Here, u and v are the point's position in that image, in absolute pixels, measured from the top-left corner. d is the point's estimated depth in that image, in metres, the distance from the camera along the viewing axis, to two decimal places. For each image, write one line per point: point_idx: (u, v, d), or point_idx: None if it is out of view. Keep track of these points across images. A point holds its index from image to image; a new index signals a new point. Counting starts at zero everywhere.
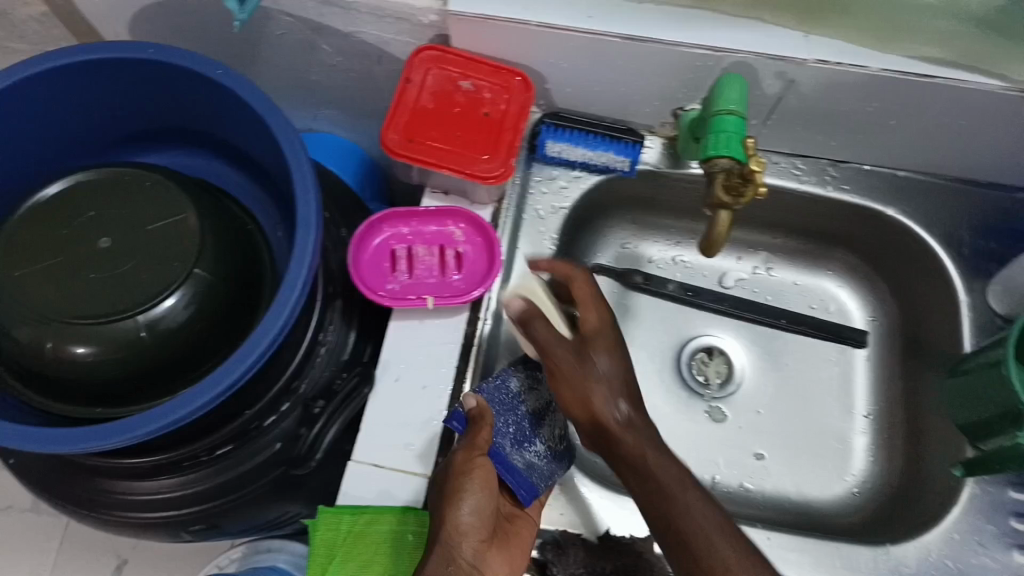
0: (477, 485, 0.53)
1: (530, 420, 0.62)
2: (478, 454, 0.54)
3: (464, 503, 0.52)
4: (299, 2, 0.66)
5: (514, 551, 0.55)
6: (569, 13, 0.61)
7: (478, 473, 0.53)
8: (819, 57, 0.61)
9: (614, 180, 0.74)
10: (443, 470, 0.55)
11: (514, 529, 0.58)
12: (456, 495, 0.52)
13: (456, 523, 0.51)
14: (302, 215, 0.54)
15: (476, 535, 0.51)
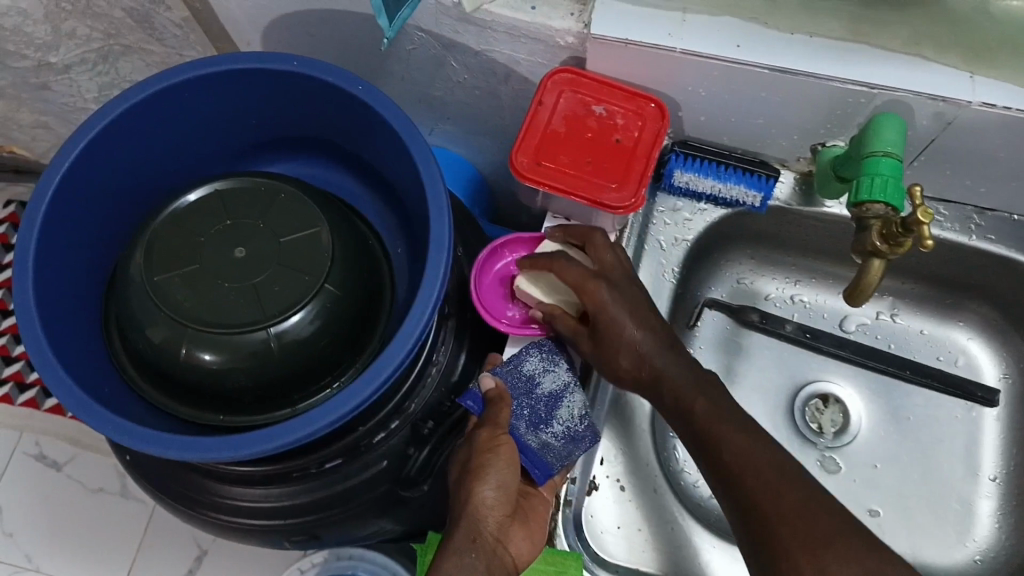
0: (499, 463, 0.55)
1: (547, 400, 0.59)
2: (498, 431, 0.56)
3: (485, 481, 0.55)
4: (436, 19, 0.66)
5: (535, 525, 0.57)
6: (716, 41, 0.58)
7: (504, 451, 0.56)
8: (984, 99, 0.56)
9: (739, 214, 0.70)
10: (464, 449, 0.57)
11: (532, 504, 0.58)
12: (477, 474, 0.55)
13: (479, 500, 0.54)
14: (435, 235, 0.54)
15: (496, 510, 0.54)
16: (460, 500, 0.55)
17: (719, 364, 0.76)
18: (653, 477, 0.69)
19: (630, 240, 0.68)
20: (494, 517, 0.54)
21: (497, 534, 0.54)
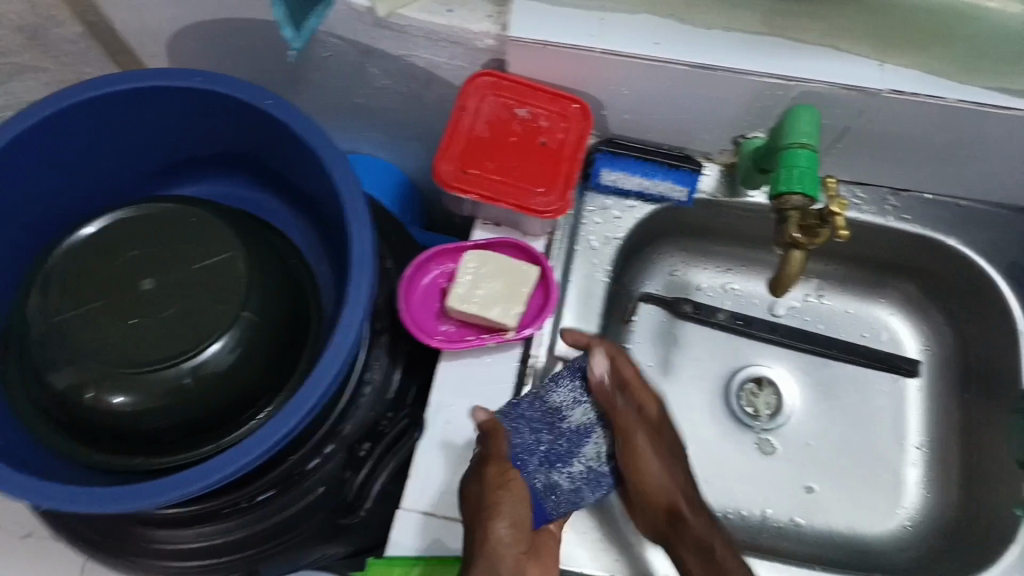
0: (512, 501, 0.50)
1: (572, 437, 0.58)
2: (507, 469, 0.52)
3: (501, 518, 0.49)
4: (350, 26, 0.63)
5: (547, 561, 0.52)
6: (635, 39, 0.58)
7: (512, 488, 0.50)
8: (894, 87, 0.57)
9: (668, 210, 0.71)
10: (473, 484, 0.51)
11: (542, 541, 0.54)
12: (492, 511, 0.49)
13: (495, 535, 0.48)
14: (356, 254, 0.52)
15: (511, 547, 0.48)
16: (473, 543, 0.48)
17: (658, 356, 0.76)
18: None
19: (563, 243, 0.67)
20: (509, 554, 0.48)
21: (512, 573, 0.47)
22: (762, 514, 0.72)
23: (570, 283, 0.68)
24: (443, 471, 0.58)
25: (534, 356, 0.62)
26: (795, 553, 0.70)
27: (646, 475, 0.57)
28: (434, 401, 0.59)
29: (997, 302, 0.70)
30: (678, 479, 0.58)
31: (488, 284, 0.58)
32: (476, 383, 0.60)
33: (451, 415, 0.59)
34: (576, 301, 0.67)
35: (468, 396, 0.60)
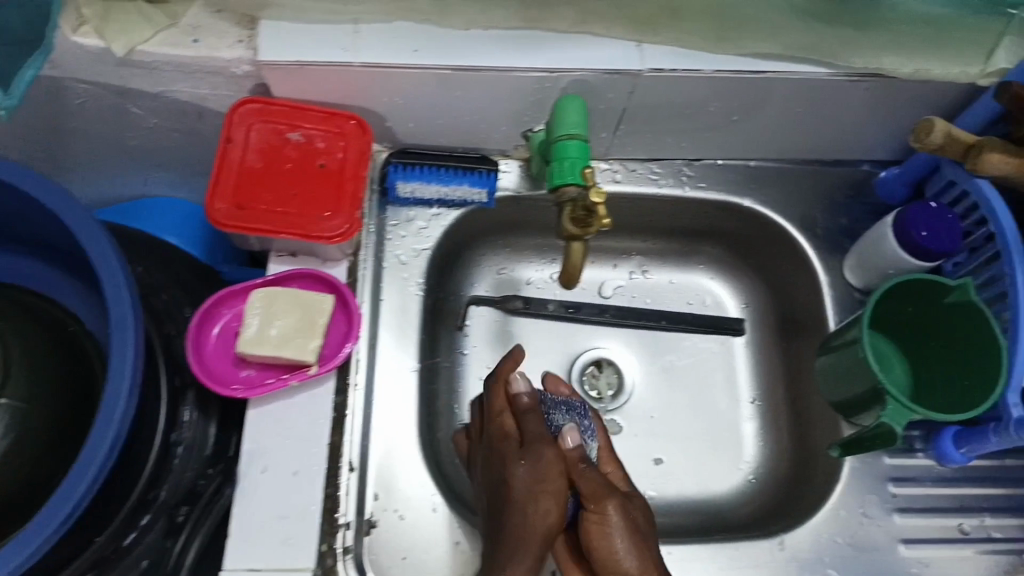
0: (545, 490, 0.50)
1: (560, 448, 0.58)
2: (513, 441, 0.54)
3: (545, 497, 0.50)
4: (94, 68, 0.59)
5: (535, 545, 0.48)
6: (394, 50, 0.57)
7: (549, 469, 0.51)
8: (653, 65, 0.59)
9: (474, 212, 0.70)
10: (514, 474, 0.51)
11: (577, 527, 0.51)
12: (530, 493, 0.50)
13: (527, 514, 0.49)
14: (115, 316, 0.49)
15: (547, 528, 0.49)
16: (511, 524, 0.49)
17: (498, 358, 0.74)
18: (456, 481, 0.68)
19: (369, 262, 0.65)
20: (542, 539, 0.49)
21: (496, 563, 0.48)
22: None
23: (383, 302, 0.66)
24: (264, 520, 0.54)
25: (352, 385, 0.60)
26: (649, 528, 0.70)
27: (604, 540, 0.49)
28: (246, 451, 0.56)
29: (797, 252, 0.74)
30: (649, 551, 0.50)
31: (282, 319, 0.55)
32: (291, 424, 0.57)
33: (265, 461, 0.55)
34: (392, 319, 0.66)
35: (282, 438, 0.56)
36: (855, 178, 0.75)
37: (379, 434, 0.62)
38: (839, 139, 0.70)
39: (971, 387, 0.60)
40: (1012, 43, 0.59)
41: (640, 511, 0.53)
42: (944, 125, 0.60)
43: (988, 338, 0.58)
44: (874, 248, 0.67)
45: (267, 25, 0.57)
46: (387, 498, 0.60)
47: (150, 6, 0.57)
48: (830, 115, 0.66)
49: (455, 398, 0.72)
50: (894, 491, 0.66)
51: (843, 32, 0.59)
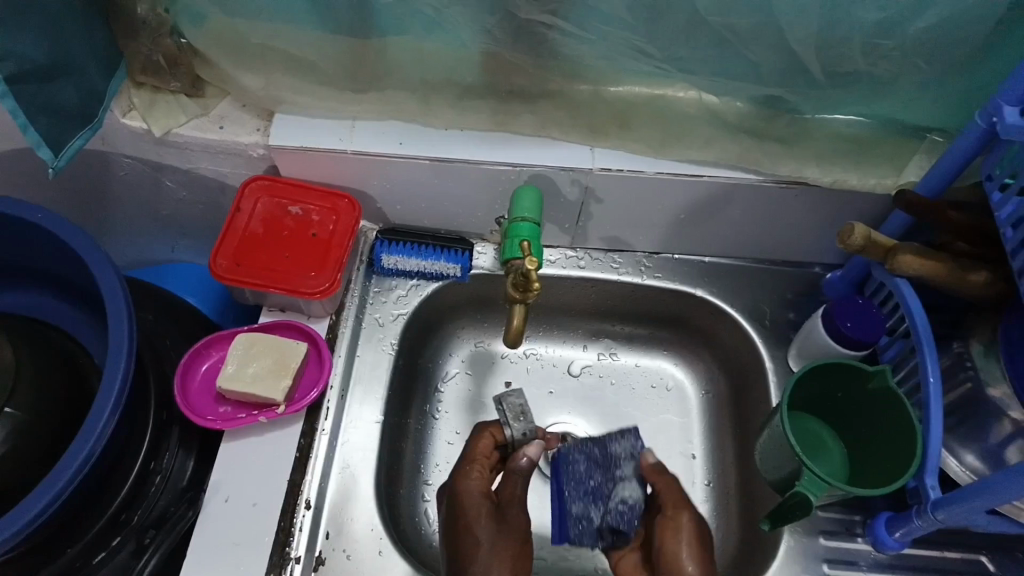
0: (482, 515, 0.58)
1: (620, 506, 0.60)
2: (489, 518, 0.58)
3: (468, 500, 0.59)
4: (137, 144, 0.71)
5: (494, 520, 0.58)
6: (383, 141, 0.68)
7: (508, 554, 0.56)
8: (602, 165, 0.68)
9: (451, 287, 0.79)
10: (466, 539, 0.57)
11: (473, 516, 0.58)
12: (467, 521, 0.58)
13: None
14: (114, 343, 0.57)
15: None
16: (457, 539, 0.57)
17: (465, 425, 0.80)
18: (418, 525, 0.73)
19: (350, 320, 0.73)
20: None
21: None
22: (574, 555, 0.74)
23: (358, 357, 0.74)
24: (220, 543, 0.59)
25: (320, 429, 0.67)
26: None
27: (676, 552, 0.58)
28: (214, 479, 0.62)
29: (746, 338, 0.79)
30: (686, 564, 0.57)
31: (257, 361, 0.62)
32: (257, 460, 0.63)
33: (231, 491, 0.62)
34: (366, 375, 0.73)
35: (247, 472, 0.62)
36: (804, 280, 0.82)
37: (338, 478, 0.67)
38: (781, 241, 0.79)
39: (890, 466, 0.63)
40: (921, 160, 0.67)
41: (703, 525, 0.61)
42: (865, 229, 0.65)
43: (906, 424, 0.62)
44: (807, 340, 0.73)
45: (279, 118, 0.69)
46: (337, 538, 0.64)
47: (189, 99, 0.70)
48: (768, 217, 0.74)
49: (420, 460, 0.77)
50: (828, 571, 0.68)
51: (770, 145, 0.68)
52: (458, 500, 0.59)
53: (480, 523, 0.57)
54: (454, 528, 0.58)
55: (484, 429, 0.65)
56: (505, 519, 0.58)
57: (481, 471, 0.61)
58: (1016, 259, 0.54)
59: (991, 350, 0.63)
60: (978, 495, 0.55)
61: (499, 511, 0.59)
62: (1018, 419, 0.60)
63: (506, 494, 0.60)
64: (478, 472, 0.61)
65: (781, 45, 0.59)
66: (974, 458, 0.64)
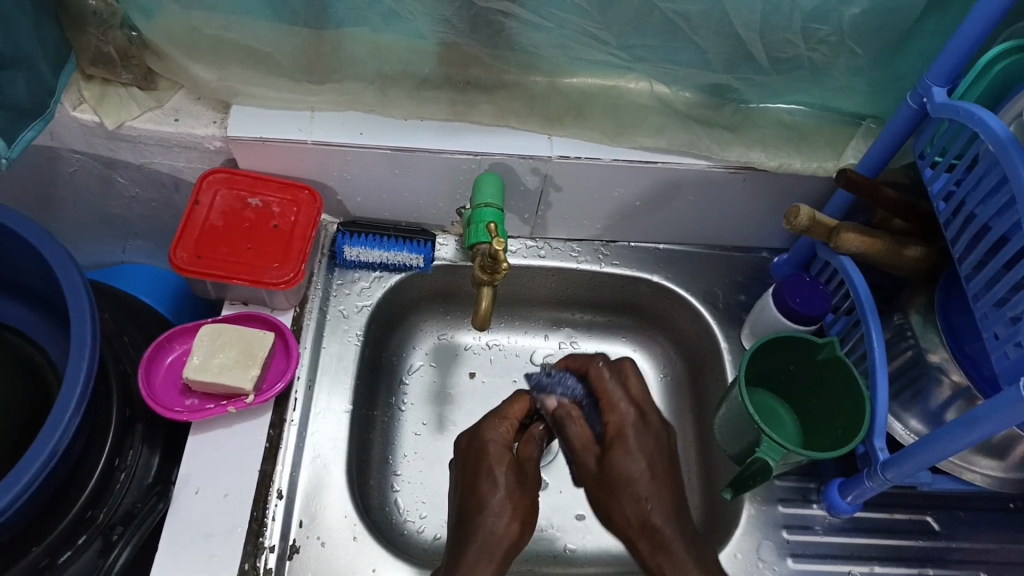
0: (499, 466, 0.60)
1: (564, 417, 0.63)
2: (510, 469, 0.60)
3: (490, 452, 0.61)
4: (87, 140, 0.70)
5: (505, 472, 0.59)
6: (343, 132, 0.68)
7: (519, 506, 0.58)
8: (561, 153, 0.70)
9: (413, 278, 0.80)
10: (484, 481, 0.59)
11: (489, 467, 0.60)
12: (487, 469, 0.59)
13: (488, 528, 0.57)
14: (76, 335, 0.55)
15: (502, 550, 0.56)
16: (474, 486, 0.59)
17: (432, 415, 0.80)
18: (389, 514, 0.73)
19: (314, 314, 0.74)
20: (500, 554, 0.56)
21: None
22: (545, 536, 0.76)
23: (324, 348, 0.74)
24: (192, 534, 0.59)
25: (289, 420, 0.67)
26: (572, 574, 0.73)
27: (625, 471, 0.58)
28: (184, 471, 0.61)
29: (700, 321, 0.82)
30: (643, 489, 0.57)
31: (223, 353, 0.62)
32: (227, 450, 0.63)
33: (201, 482, 0.61)
34: (332, 367, 0.73)
35: (217, 463, 0.62)
36: (753, 264, 0.86)
37: (310, 469, 0.67)
38: (732, 227, 0.82)
39: (841, 432, 0.67)
40: (859, 143, 0.71)
41: (656, 438, 0.60)
42: (809, 211, 0.67)
43: (853, 392, 0.65)
44: (758, 318, 0.77)
45: (236, 110, 0.68)
46: (310, 526, 0.65)
47: (141, 93, 0.69)
48: (718, 203, 0.78)
49: (388, 451, 0.77)
50: (788, 536, 0.71)
51: (718, 133, 0.71)
52: (483, 448, 0.61)
53: (500, 472, 0.59)
54: (472, 472, 0.60)
55: (519, 393, 0.65)
56: (523, 475, 0.60)
57: (509, 427, 0.63)
58: (948, 230, 0.59)
59: (928, 321, 0.67)
60: (927, 450, 0.57)
61: (518, 464, 0.61)
62: (957, 382, 0.64)
63: (525, 452, 0.63)
64: (505, 427, 0.63)
65: (726, 33, 0.62)
66: (917, 421, 0.68)
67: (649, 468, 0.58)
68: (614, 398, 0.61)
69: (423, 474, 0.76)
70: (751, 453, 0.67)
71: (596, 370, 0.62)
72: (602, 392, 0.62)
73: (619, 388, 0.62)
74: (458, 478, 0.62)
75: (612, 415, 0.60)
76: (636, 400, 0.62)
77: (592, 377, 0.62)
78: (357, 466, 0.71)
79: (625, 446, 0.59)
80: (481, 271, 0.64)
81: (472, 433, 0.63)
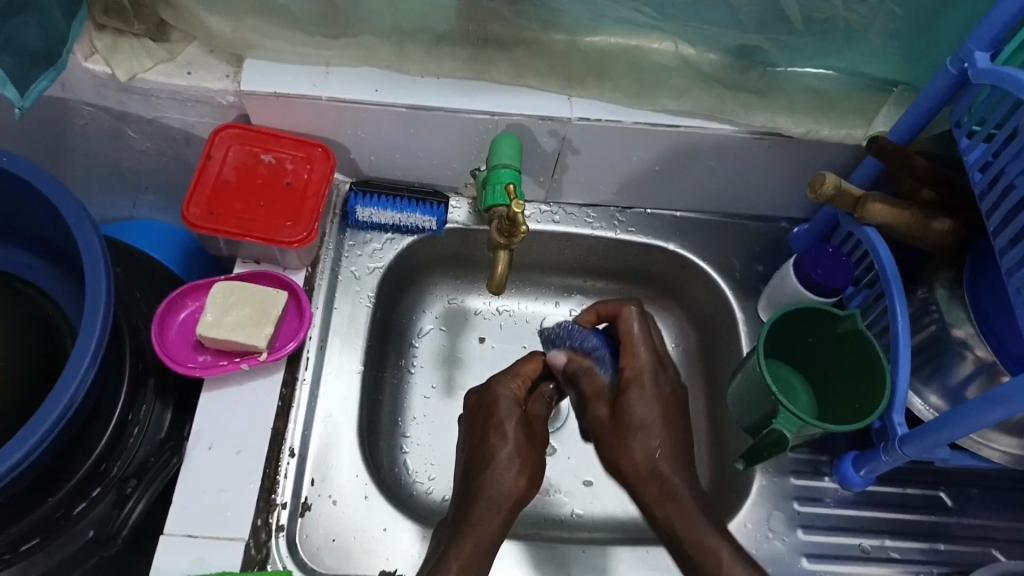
0: (508, 422, 0.59)
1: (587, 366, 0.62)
2: (519, 424, 0.59)
3: (500, 408, 0.60)
4: (98, 91, 0.69)
5: (513, 429, 0.59)
6: (358, 89, 0.67)
7: (528, 458, 0.58)
8: (580, 114, 0.68)
9: (426, 240, 0.78)
10: (494, 435, 0.58)
11: (498, 423, 0.59)
12: (496, 424, 0.58)
13: (496, 481, 0.56)
14: (91, 289, 0.55)
15: (510, 502, 0.56)
16: (482, 442, 0.58)
17: (441, 378, 0.80)
18: (397, 476, 0.73)
19: (326, 274, 0.73)
20: (508, 508, 0.55)
21: (458, 536, 0.54)
22: (552, 501, 0.76)
23: (335, 309, 0.73)
24: (205, 489, 0.59)
25: (301, 378, 0.67)
26: (578, 539, 0.73)
27: (637, 416, 0.58)
28: (196, 427, 0.61)
29: (716, 291, 0.81)
30: (654, 438, 0.58)
31: (237, 310, 0.62)
32: (239, 407, 0.63)
33: (214, 438, 0.61)
34: (343, 328, 0.73)
35: (229, 420, 0.62)
36: (772, 233, 0.84)
37: (321, 428, 0.67)
38: (752, 195, 0.80)
39: (860, 405, 0.66)
40: (890, 110, 0.69)
41: (670, 388, 0.60)
42: (835, 179, 0.65)
43: (875, 366, 0.64)
44: (777, 289, 0.75)
45: (250, 64, 0.67)
46: (322, 484, 0.65)
47: (154, 44, 0.67)
48: (739, 170, 0.76)
49: (398, 413, 0.77)
50: (798, 508, 0.71)
51: (744, 97, 0.69)
52: (494, 403, 0.60)
53: (510, 425, 0.59)
54: (481, 426, 0.59)
55: (534, 355, 0.65)
56: (531, 429, 0.60)
57: (521, 384, 0.62)
58: (983, 202, 0.57)
59: (954, 296, 0.66)
60: (947, 428, 0.56)
61: (527, 419, 0.60)
62: (982, 356, 0.63)
63: (535, 408, 0.63)
64: (517, 383, 0.62)
65: None
66: (937, 397, 0.66)
67: (660, 414, 0.58)
68: (636, 341, 0.60)
69: (431, 437, 0.76)
70: (765, 426, 0.67)
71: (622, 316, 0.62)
72: (625, 334, 0.61)
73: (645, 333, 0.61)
74: (465, 433, 0.61)
75: (632, 358, 0.60)
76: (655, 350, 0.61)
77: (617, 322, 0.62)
78: (367, 427, 0.71)
79: (638, 390, 0.58)
80: (497, 234, 0.63)
81: (482, 389, 0.62)
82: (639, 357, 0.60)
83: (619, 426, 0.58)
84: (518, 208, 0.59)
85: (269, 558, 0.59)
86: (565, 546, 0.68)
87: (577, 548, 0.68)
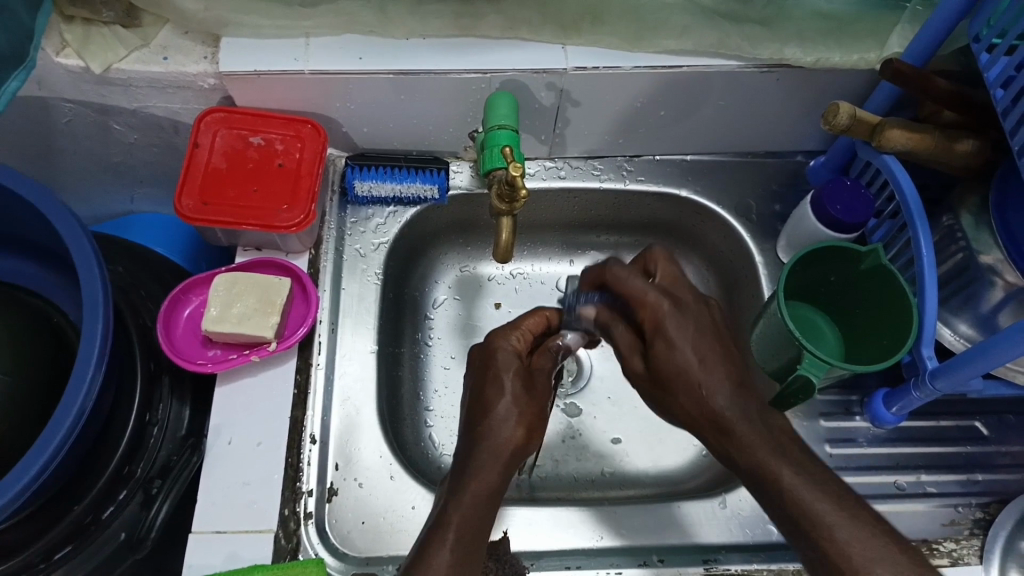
0: (508, 377, 0.55)
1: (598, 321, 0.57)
2: (517, 375, 0.56)
3: (501, 364, 0.56)
4: (75, 86, 0.67)
5: (506, 378, 0.55)
6: (341, 58, 0.63)
7: (527, 412, 0.54)
8: (577, 64, 0.64)
9: (428, 210, 0.76)
10: (491, 387, 0.55)
11: (495, 370, 0.56)
12: (494, 377, 0.55)
13: (494, 431, 0.53)
14: (87, 295, 0.53)
15: (507, 455, 0.52)
16: (479, 395, 0.55)
17: (458, 348, 0.78)
18: (422, 450, 0.72)
19: (330, 254, 0.72)
20: (507, 458, 0.52)
21: (458, 489, 0.50)
22: (580, 460, 0.75)
23: (343, 290, 0.72)
24: (230, 483, 0.59)
25: (316, 364, 0.67)
26: (610, 497, 0.72)
27: (674, 365, 0.49)
28: (214, 424, 0.61)
29: (732, 235, 0.78)
30: (702, 376, 0.49)
31: (241, 302, 0.61)
32: (254, 400, 0.62)
33: (233, 433, 0.61)
34: (353, 307, 0.71)
35: (247, 415, 0.62)
36: (787, 169, 0.81)
37: (341, 413, 0.67)
38: (763, 132, 0.77)
39: (888, 343, 0.64)
40: (904, 30, 0.65)
41: (697, 320, 0.50)
42: (850, 108, 0.62)
43: (901, 301, 0.61)
44: (796, 228, 0.73)
45: (227, 42, 0.63)
46: (347, 468, 0.64)
47: (126, 31, 0.64)
48: (749, 107, 0.72)
49: (419, 387, 0.76)
50: (830, 451, 0.70)
51: (748, 30, 0.65)
52: (492, 355, 0.57)
53: (508, 376, 0.55)
54: (480, 378, 0.57)
55: (540, 309, 0.62)
56: (532, 385, 0.56)
57: (521, 338, 0.59)
58: (1006, 119, 0.53)
59: (981, 221, 0.62)
60: (980, 360, 0.53)
61: (528, 373, 0.57)
62: (1011, 283, 0.59)
63: (538, 363, 0.59)
64: (517, 337, 0.59)
65: None
66: (967, 326, 0.65)
67: (696, 353, 0.49)
68: (638, 290, 0.51)
69: (455, 409, 0.75)
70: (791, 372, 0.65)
71: (609, 273, 0.53)
72: (622, 288, 0.52)
73: (642, 280, 0.52)
74: (466, 391, 0.58)
75: (642, 307, 0.51)
76: (663, 288, 0.52)
77: (608, 282, 0.53)
78: (388, 407, 0.70)
79: (667, 335, 0.50)
80: (499, 200, 0.60)
81: (481, 346, 0.59)
82: (648, 296, 0.51)
83: (666, 386, 0.50)
84: (516, 169, 0.57)
85: (300, 546, 0.59)
86: (596, 507, 0.67)
87: (608, 509, 0.67)
